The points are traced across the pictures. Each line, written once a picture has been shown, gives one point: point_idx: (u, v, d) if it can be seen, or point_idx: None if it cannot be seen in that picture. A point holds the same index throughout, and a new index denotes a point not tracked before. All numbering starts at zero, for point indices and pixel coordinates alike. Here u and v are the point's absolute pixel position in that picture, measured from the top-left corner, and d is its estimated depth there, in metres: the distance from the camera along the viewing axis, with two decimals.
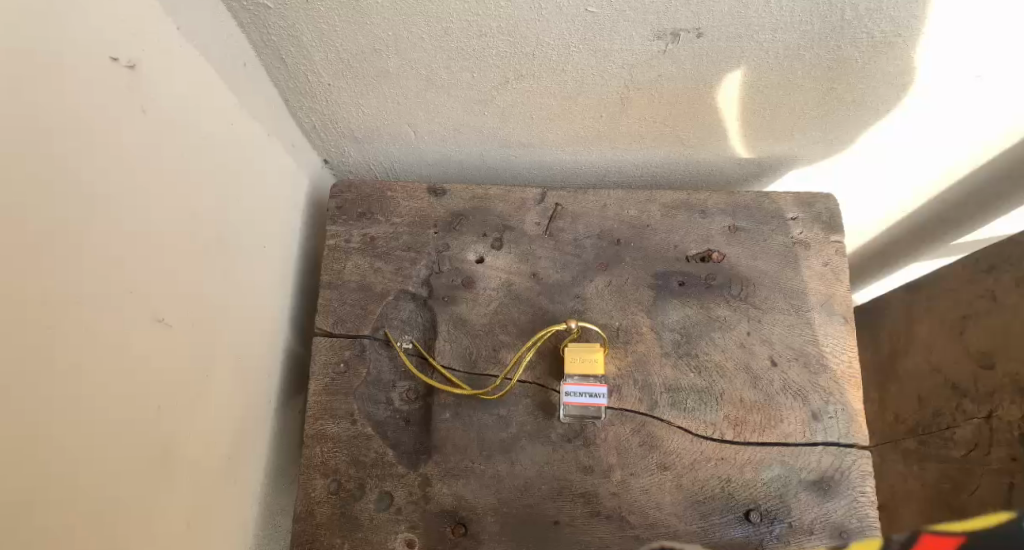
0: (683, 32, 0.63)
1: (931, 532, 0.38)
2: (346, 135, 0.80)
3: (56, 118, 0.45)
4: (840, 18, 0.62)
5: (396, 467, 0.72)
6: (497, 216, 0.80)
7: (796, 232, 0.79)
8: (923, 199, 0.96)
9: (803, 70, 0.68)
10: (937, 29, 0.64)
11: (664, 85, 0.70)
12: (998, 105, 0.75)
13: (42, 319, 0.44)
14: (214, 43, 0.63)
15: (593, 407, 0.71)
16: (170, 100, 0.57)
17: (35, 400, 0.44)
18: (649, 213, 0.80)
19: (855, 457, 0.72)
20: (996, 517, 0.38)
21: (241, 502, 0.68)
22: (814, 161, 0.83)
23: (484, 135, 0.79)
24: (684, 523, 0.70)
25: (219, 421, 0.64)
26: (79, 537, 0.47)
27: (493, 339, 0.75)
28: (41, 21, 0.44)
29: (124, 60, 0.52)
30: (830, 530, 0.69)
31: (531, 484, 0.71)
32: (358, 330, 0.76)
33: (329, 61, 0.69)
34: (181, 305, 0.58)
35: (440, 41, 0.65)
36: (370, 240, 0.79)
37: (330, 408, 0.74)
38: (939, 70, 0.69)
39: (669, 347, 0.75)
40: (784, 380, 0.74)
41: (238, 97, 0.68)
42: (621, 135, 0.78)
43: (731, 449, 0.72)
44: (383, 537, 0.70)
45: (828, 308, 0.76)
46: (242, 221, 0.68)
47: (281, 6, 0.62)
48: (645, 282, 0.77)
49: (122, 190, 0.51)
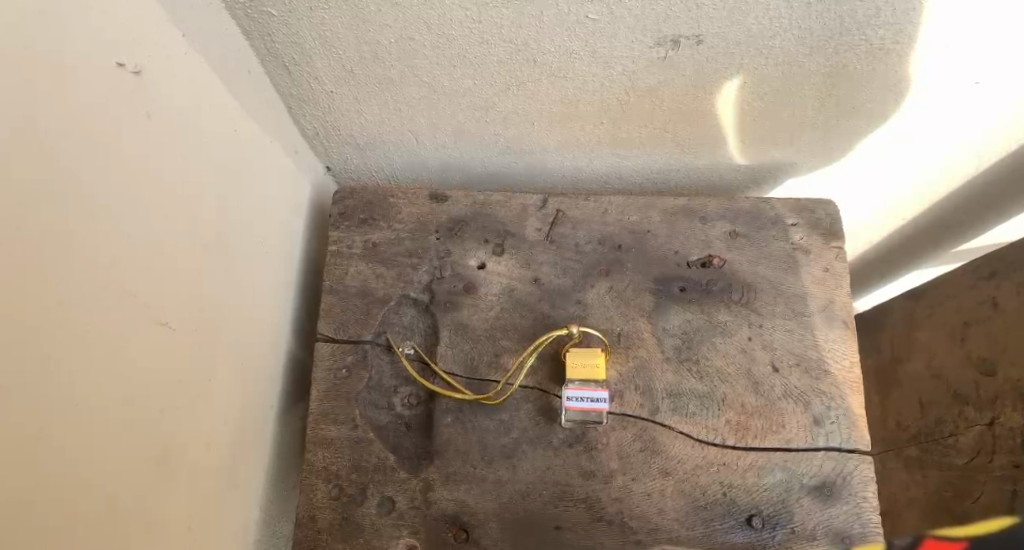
0: (683, 38, 0.64)
1: (934, 536, 0.38)
2: (349, 142, 0.81)
3: (55, 119, 0.45)
4: (839, 24, 0.62)
5: (397, 471, 0.72)
6: (498, 221, 0.80)
7: (796, 238, 0.79)
8: (923, 203, 0.96)
9: (802, 76, 0.69)
10: (934, 37, 0.64)
11: (664, 90, 0.70)
12: (997, 110, 0.75)
13: (45, 321, 0.44)
14: (216, 48, 0.64)
15: (594, 412, 0.71)
16: (173, 104, 0.58)
17: (35, 400, 0.44)
18: (650, 218, 0.80)
19: (857, 461, 0.72)
20: (999, 522, 0.38)
21: (241, 505, 0.68)
22: (813, 168, 0.84)
23: (486, 141, 0.79)
24: (685, 528, 0.69)
25: (219, 422, 0.64)
26: (78, 537, 0.47)
27: (494, 344, 0.76)
28: (40, 22, 0.45)
29: (129, 64, 0.53)
30: (831, 535, 0.69)
31: (532, 490, 0.71)
32: (359, 335, 0.77)
33: (332, 69, 0.69)
34: (181, 306, 0.58)
35: (441, 47, 0.66)
36: (371, 246, 0.79)
37: (331, 413, 0.74)
38: (939, 77, 0.69)
39: (670, 352, 0.75)
40: (785, 385, 0.74)
41: (240, 103, 0.68)
42: (621, 141, 0.78)
43: (733, 454, 0.72)
44: (384, 542, 0.70)
45: (828, 313, 0.77)
46: (244, 223, 0.69)
47: (285, 14, 0.63)
48: (645, 287, 0.78)
49: (124, 191, 0.52)
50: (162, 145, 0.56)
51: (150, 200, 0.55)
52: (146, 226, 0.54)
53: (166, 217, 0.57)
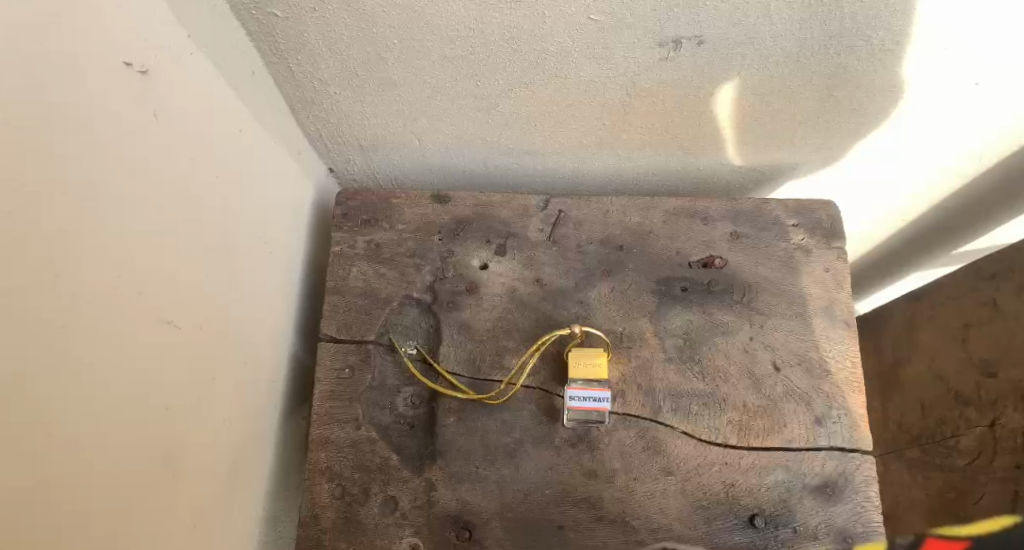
0: (685, 39, 0.64)
1: (939, 536, 0.38)
2: (352, 144, 0.81)
3: (58, 119, 0.46)
4: (839, 25, 0.63)
5: (401, 471, 0.72)
6: (501, 223, 0.81)
7: (797, 239, 0.80)
8: (924, 205, 0.96)
9: (803, 77, 0.69)
10: (934, 38, 0.65)
11: (665, 91, 0.71)
12: (997, 112, 0.76)
13: (43, 320, 0.44)
14: (223, 50, 0.64)
15: (597, 412, 0.71)
16: (178, 105, 0.58)
17: (35, 401, 0.43)
18: (651, 219, 0.81)
19: (860, 461, 0.72)
20: (1000, 521, 0.38)
21: (242, 507, 0.68)
22: (814, 169, 0.85)
23: (489, 144, 0.80)
24: (688, 528, 0.70)
25: (222, 423, 0.64)
26: (77, 536, 0.46)
27: (496, 345, 0.76)
28: (45, 23, 0.45)
29: (136, 63, 0.53)
30: (834, 535, 0.69)
31: (535, 489, 0.71)
32: (362, 335, 0.77)
33: (337, 71, 0.70)
34: (185, 306, 0.58)
35: (446, 48, 0.66)
36: (374, 247, 0.80)
37: (335, 414, 0.74)
38: (940, 78, 0.70)
39: (672, 352, 0.75)
40: (787, 385, 0.74)
41: (245, 104, 0.69)
42: (622, 142, 0.79)
43: (736, 454, 0.72)
44: (388, 541, 0.70)
45: (829, 313, 0.77)
46: (246, 224, 0.69)
47: (291, 16, 0.63)
48: (647, 288, 0.78)
49: (127, 190, 0.52)
50: (167, 145, 0.56)
51: (154, 200, 0.55)
52: (149, 227, 0.54)
53: (170, 217, 0.57)
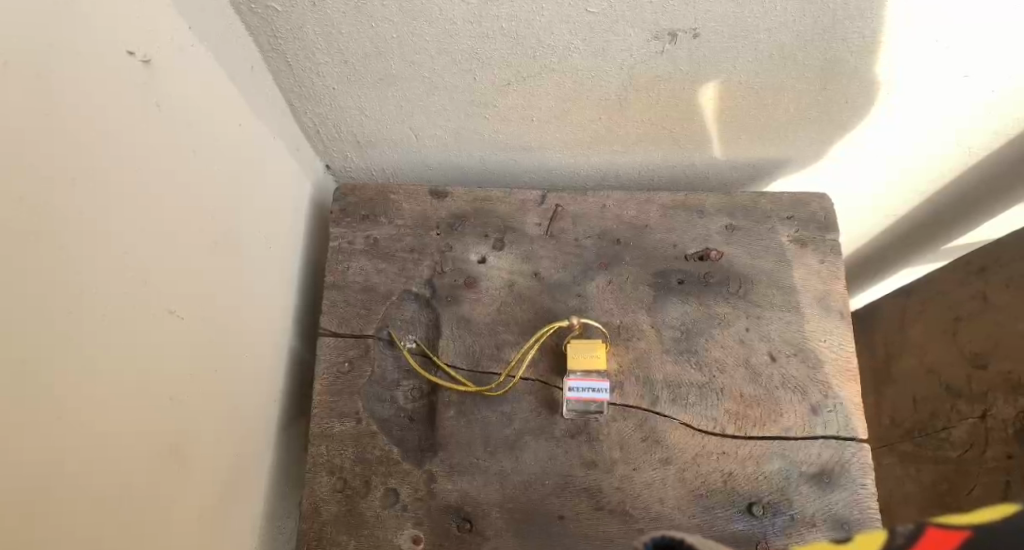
0: (681, 31, 0.65)
1: (935, 523, 0.35)
2: (349, 141, 0.82)
3: (53, 114, 0.45)
4: (831, 19, 0.64)
5: (401, 464, 0.73)
6: (498, 216, 0.81)
7: (791, 232, 0.81)
8: (915, 199, 0.98)
9: (797, 71, 0.70)
10: (923, 29, 0.66)
11: (662, 85, 0.72)
12: (986, 103, 0.77)
13: (41, 322, 0.44)
14: (223, 45, 0.65)
15: (595, 403, 0.72)
16: (179, 98, 0.58)
17: (29, 401, 0.43)
18: (648, 213, 0.81)
19: (856, 449, 0.73)
20: (1003, 510, 0.35)
21: (242, 506, 0.68)
22: (804, 165, 0.86)
23: (486, 139, 0.81)
24: (687, 516, 0.70)
25: (223, 422, 0.64)
26: (76, 539, 0.46)
27: (496, 339, 0.76)
28: (43, 19, 0.44)
29: (139, 53, 0.54)
30: (832, 521, 0.70)
31: (535, 481, 0.71)
32: (362, 331, 0.77)
33: (335, 66, 0.70)
34: (187, 303, 0.59)
35: (443, 42, 0.67)
36: (373, 242, 0.80)
37: (335, 408, 0.74)
38: (930, 70, 0.71)
39: (669, 344, 0.76)
40: (783, 374, 0.75)
41: (245, 97, 0.69)
42: (620, 137, 0.80)
43: (733, 443, 0.73)
44: (389, 534, 0.70)
45: (823, 305, 0.78)
46: (247, 219, 0.69)
47: (289, 10, 0.64)
48: (644, 280, 0.79)
49: (127, 189, 0.52)
50: (167, 140, 0.57)
51: (155, 197, 0.55)
52: (149, 225, 0.54)
53: (169, 214, 0.57)
